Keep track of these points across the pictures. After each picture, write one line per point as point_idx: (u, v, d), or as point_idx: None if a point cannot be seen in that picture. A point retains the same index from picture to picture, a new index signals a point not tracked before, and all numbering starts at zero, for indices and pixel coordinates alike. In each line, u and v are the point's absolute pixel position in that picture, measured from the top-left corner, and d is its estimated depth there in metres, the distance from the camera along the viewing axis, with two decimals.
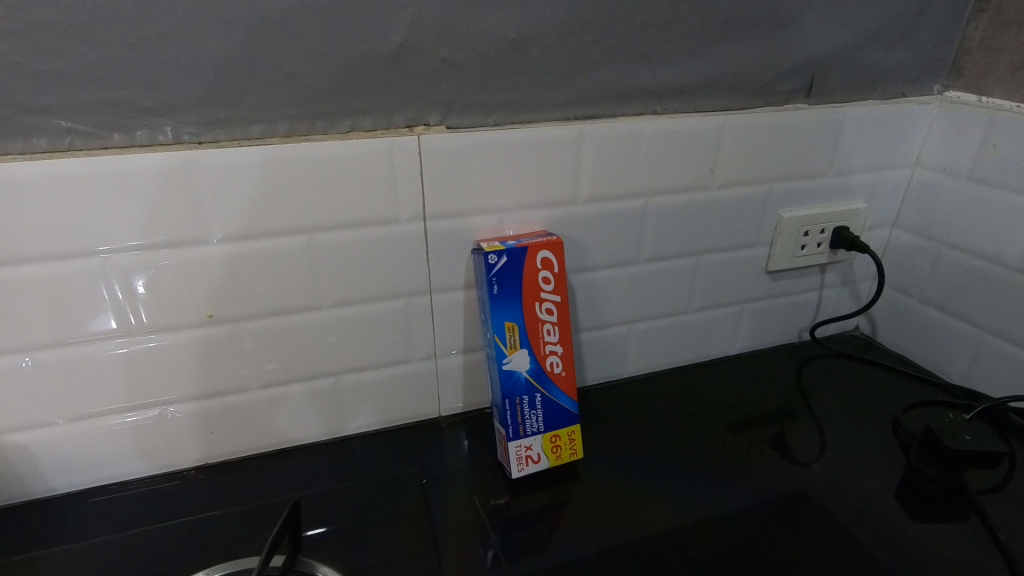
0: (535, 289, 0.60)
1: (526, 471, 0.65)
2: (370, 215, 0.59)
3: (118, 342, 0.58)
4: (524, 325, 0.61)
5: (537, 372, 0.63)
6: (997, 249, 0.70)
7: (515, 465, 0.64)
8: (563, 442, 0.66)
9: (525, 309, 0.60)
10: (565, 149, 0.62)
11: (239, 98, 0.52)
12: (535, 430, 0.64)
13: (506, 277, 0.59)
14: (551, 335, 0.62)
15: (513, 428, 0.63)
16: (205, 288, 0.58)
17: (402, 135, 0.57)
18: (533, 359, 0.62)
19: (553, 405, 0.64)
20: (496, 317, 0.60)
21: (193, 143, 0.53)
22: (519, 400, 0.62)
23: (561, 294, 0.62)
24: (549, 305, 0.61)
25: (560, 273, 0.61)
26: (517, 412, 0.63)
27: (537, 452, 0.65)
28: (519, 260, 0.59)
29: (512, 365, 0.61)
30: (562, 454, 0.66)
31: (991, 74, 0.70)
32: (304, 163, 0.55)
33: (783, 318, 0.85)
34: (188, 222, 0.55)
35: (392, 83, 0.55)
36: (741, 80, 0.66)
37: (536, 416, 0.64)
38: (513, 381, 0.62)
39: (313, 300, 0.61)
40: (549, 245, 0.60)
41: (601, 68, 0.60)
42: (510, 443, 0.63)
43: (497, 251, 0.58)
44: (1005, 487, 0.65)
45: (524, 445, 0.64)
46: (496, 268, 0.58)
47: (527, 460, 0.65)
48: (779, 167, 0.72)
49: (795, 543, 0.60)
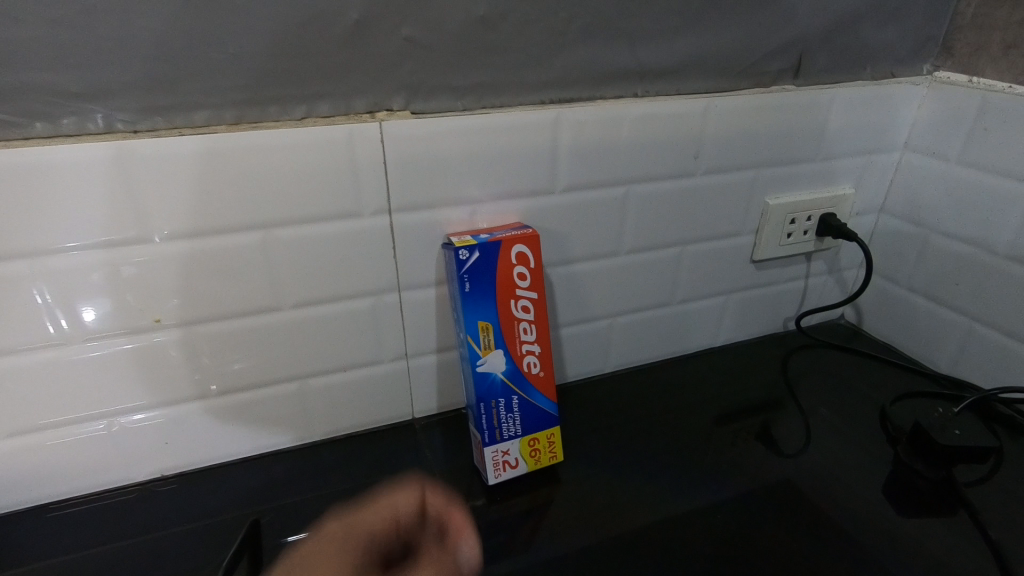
0: (509, 286, 0.56)
1: (503, 477, 0.62)
2: (332, 210, 0.55)
3: (90, 344, 0.54)
4: (499, 324, 0.57)
5: (514, 373, 0.59)
6: (988, 236, 0.68)
7: (491, 471, 0.61)
8: (542, 445, 0.63)
9: (500, 307, 0.57)
10: (540, 136, 0.58)
11: (177, 82, 0.47)
12: (512, 435, 0.61)
13: (478, 273, 0.55)
14: (528, 334, 0.59)
15: (488, 432, 0.60)
16: (154, 290, 0.53)
17: (363, 121, 0.53)
18: (509, 359, 0.59)
19: (531, 408, 0.61)
20: (468, 316, 0.56)
21: (128, 132, 0.48)
22: (495, 403, 0.59)
23: (538, 291, 0.58)
24: (525, 303, 0.58)
25: (537, 268, 0.57)
26: (493, 416, 0.59)
27: (514, 457, 0.62)
28: (493, 255, 0.55)
29: (487, 367, 0.58)
30: (541, 458, 0.63)
31: (982, 52, 0.67)
32: (257, 153, 0.51)
33: (769, 308, 0.82)
34: (129, 220, 0.50)
35: (350, 65, 0.50)
36: (726, 60, 0.62)
37: (513, 419, 0.61)
38: (488, 383, 0.58)
39: (274, 302, 0.57)
40: (525, 239, 0.56)
41: (578, 48, 0.56)
42: (486, 448, 0.60)
43: (468, 246, 0.55)
44: (992, 478, 0.63)
45: (501, 451, 0.61)
46: (468, 265, 0.54)
47: (505, 465, 0.62)
48: (766, 152, 0.69)
49: (778, 534, 0.58)
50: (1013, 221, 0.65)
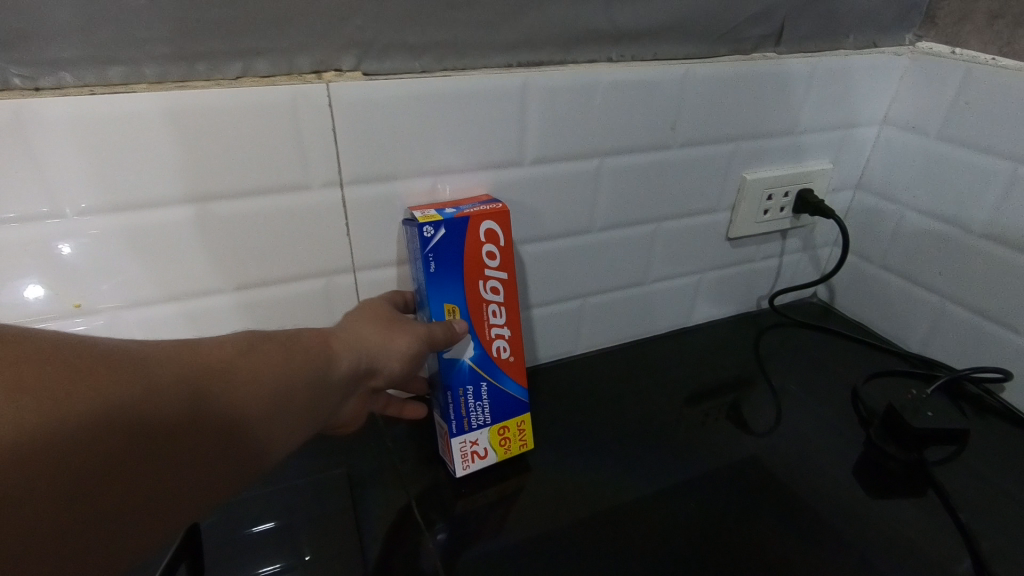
0: (477, 265, 0.52)
1: (471, 468, 0.59)
2: (276, 182, 0.50)
3: (43, 326, 0.49)
4: (466, 306, 0.53)
5: (483, 359, 0.56)
6: (964, 213, 0.67)
7: (459, 463, 0.58)
8: (513, 434, 0.60)
9: (467, 289, 0.53)
10: (507, 103, 0.54)
11: (83, 31, 0.40)
12: (481, 424, 0.58)
13: (444, 252, 0.51)
14: (497, 317, 0.55)
15: (455, 422, 0.56)
16: (75, 270, 0.47)
17: (308, 83, 0.47)
18: (477, 344, 0.55)
19: (501, 395, 0.58)
20: (433, 299, 0.52)
21: (29, 90, 0.41)
22: (463, 392, 0.56)
23: (508, 271, 0.54)
24: (494, 284, 0.54)
25: (507, 246, 0.53)
26: (461, 405, 0.56)
27: (483, 447, 0.59)
28: (460, 233, 0.50)
29: (454, 353, 0.54)
30: (512, 446, 0.60)
31: (967, 22, 0.65)
32: (184, 116, 0.45)
33: (743, 286, 0.80)
34: (37, 192, 0.44)
35: (291, 17, 0.45)
36: (707, 22, 0.58)
37: (483, 407, 0.57)
38: (456, 370, 0.55)
39: (215, 283, 0.52)
40: (494, 214, 0.52)
41: (548, 5, 0.51)
42: (453, 440, 0.56)
43: (433, 222, 0.50)
44: (960, 457, 0.63)
45: (469, 441, 0.58)
46: (433, 243, 0.50)
47: (473, 456, 0.58)
48: (745, 125, 0.65)
49: (747, 513, 0.57)
50: (990, 198, 0.64)
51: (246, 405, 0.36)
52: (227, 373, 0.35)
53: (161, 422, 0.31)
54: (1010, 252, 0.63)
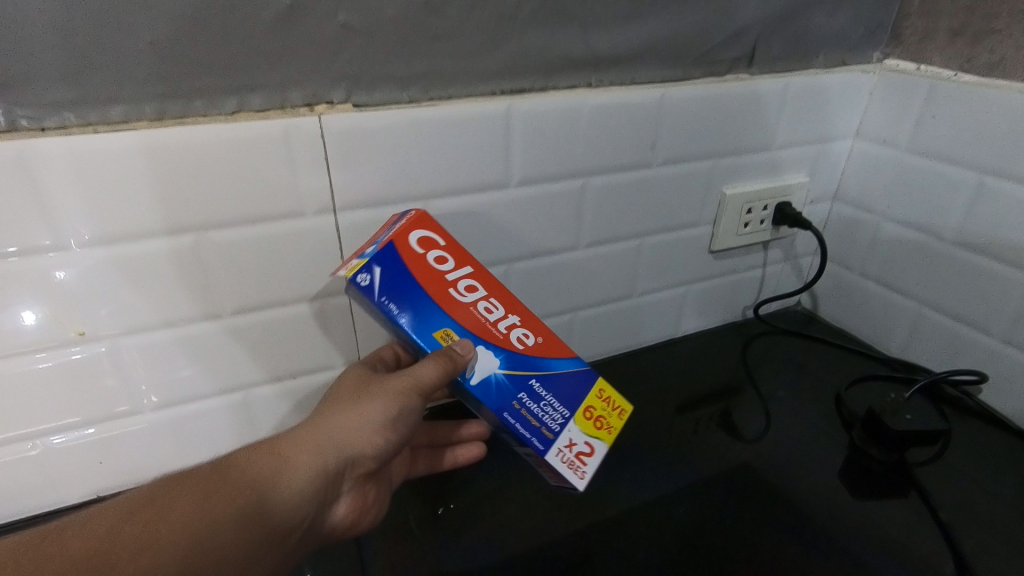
0: (435, 277, 0.46)
1: (592, 471, 0.47)
2: (271, 210, 0.52)
3: (39, 355, 0.50)
4: (458, 321, 0.46)
5: (511, 359, 0.47)
6: (935, 222, 0.69)
7: (574, 475, 0.46)
8: (599, 409, 0.50)
9: (443, 304, 0.46)
10: (492, 129, 0.56)
11: (84, 73, 0.42)
12: (562, 420, 0.47)
13: (392, 285, 0.45)
14: (495, 311, 0.48)
15: (537, 436, 0.46)
16: (77, 299, 0.49)
17: (301, 115, 0.50)
18: (497, 349, 0.47)
19: (558, 381, 0.48)
20: (418, 333, 0.45)
21: (35, 131, 0.43)
22: (521, 399, 0.47)
23: (468, 264, 0.48)
24: (465, 285, 0.47)
25: (448, 242, 0.48)
26: (529, 416, 0.47)
27: (582, 443, 0.48)
28: (395, 257, 0.45)
29: (478, 373, 0.46)
30: (610, 423, 0.50)
31: (931, 40, 0.68)
32: (181, 150, 0.47)
33: (727, 297, 0.83)
34: (38, 226, 0.46)
35: (283, 54, 0.47)
36: (681, 47, 0.61)
37: (551, 404, 0.47)
38: (496, 388, 0.46)
39: (213, 309, 0.54)
40: (413, 223, 0.47)
41: (528, 35, 0.54)
42: (547, 456, 0.46)
43: (363, 268, 0.45)
44: (941, 459, 0.65)
45: (564, 447, 0.47)
46: (377, 285, 0.45)
47: (582, 459, 0.47)
48: (721, 143, 0.68)
49: (735, 518, 0.58)
50: (960, 206, 0.67)
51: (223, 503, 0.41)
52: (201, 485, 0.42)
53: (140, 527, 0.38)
54: (983, 258, 0.66)
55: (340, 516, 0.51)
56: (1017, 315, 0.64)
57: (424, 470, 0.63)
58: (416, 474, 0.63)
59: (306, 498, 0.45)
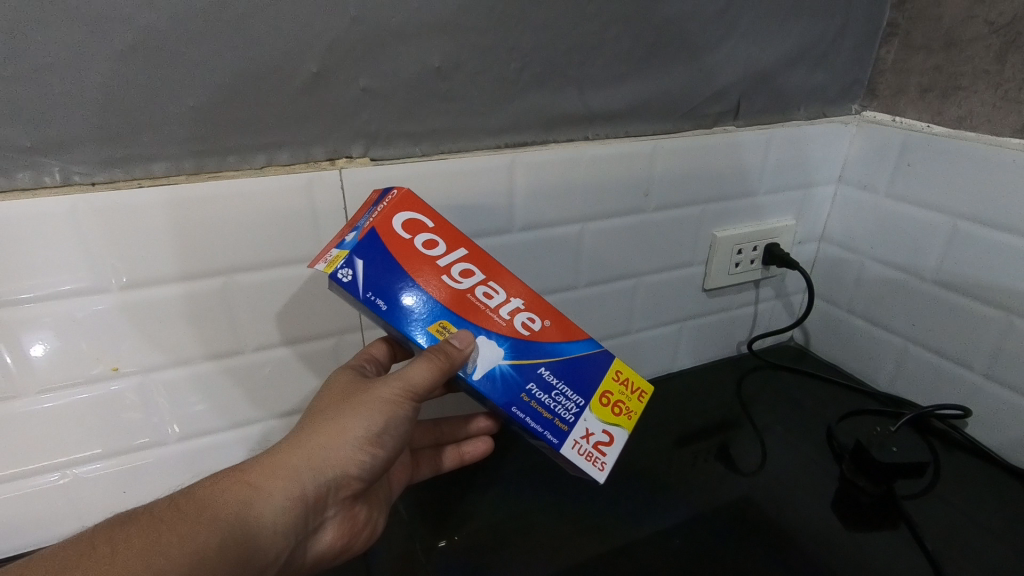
0: (425, 264, 0.44)
1: (611, 461, 0.46)
2: (293, 254, 0.56)
3: (74, 389, 0.54)
4: (454, 312, 0.45)
5: (517, 348, 0.45)
6: (916, 262, 0.73)
7: (594, 467, 0.45)
8: (615, 393, 0.48)
9: (436, 293, 0.44)
10: (497, 179, 0.61)
11: (133, 135, 0.47)
12: (577, 409, 0.46)
13: (378, 277, 0.43)
14: (495, 296, 0.46)
15: (552, 429, 0.45)
16: (112, 336, 0.53)
17: (323, 169, 0.54)
18: (501, 338, 0.45)
19: (568, 366, 0.47)
20: (414, 327, 0.44)
21: (86, 185, 0.48)
22: (531, 390, 0.45)
23: (461, 246, 0.46)
24: (459, 270, 0.45)
25: (436, 223, 0.45)
26: (540, 408, 0.45)
27: (600, 432, 0.46)
28: (377, 247, 0.43)
29: (481, 367, 0.45)
30: (629, 408, 0.48)
31: (903, 94, 0.74)
32: (214, 201, 0.52)
33: (722, 333, 0.86)
34: (83, 270, 0.50)
35: (309, 115, 0.52)
36: (672, 103, 0.66)
37: (563, 393, 0.46)
38: (502, 380, 0.45)
39: (235, 345, 0.58)
40: (396, 205, 0.45)
41: (530, 95, 0.59)
42: (563, 449, 0.45)
43: (344, 261, 0.43)
44: (929, 491, 0.68)
45: (581, 438, 0.46)
46: (360, 280, 0.43)
47: (599, 449, 0.46)
48: (711, 189, 0.73)
49: (727, 550, 0.61)
50: (937, 248, 0.71)
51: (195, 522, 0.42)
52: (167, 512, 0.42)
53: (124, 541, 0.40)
54: (961, 297, 0.69)
55: (328, 537, 0.54)
56: (996, 350, 0.67)
57: (429, 471, 0.67)
58: (421, 476, 0.67)
59: (281, 521, 0.46)
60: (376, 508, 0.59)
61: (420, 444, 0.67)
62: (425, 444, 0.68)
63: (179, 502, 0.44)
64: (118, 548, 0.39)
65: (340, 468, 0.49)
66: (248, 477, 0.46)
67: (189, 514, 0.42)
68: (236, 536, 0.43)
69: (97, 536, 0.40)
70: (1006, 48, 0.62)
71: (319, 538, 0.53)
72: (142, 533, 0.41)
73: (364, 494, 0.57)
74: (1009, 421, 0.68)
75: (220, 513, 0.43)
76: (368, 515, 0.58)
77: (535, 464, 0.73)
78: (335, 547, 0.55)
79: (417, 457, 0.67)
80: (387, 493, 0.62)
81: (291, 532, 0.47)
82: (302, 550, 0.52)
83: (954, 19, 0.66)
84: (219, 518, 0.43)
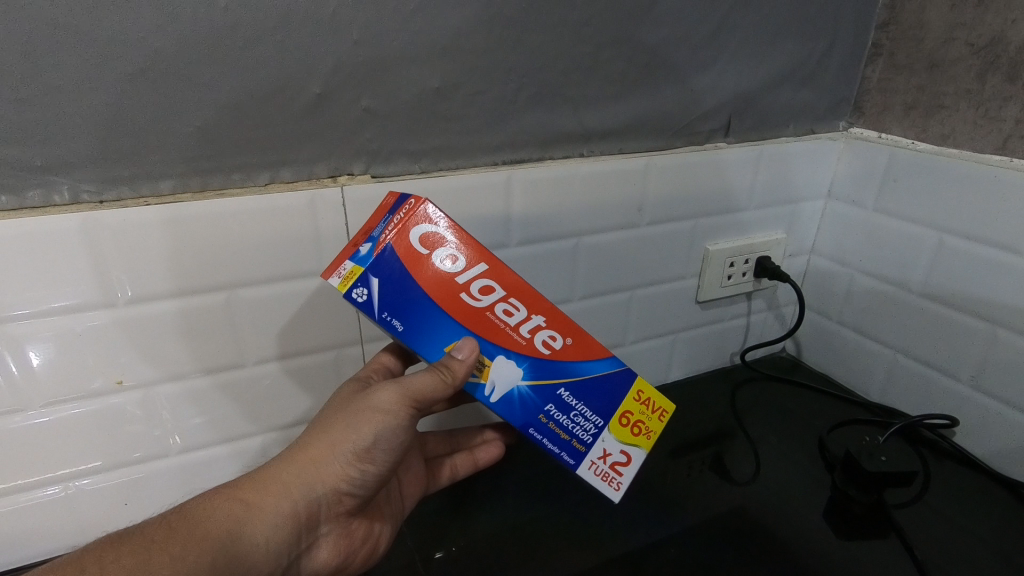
0: (442, 282, 0.44)
1: (626, 480, 0.48)
2: (296, 270, 0.58)
3: (76, 402, 0.55)
4: (472, 330, 0.45)
5: (536, 368, 0.46)
6: (904, 275, 0.75)
7: (608, 486, 0.48)
8: (636, 415, 0.49)
9: (454, 312, 0.45)
10: (495, 195, 0.62)
11: (142, 154, 0.49)
12: (596, 431, 0.48)
13: (391, 296, 0.44)
14: (515, 313, 0.46)
15: (570, 451, 0.47)
16: (115, 349, 0.54)
17: (325, 186, 0.56)
18: (521, 358, 0.46)
19: (586, 385, 0.47)
20: (429, 346, 0.45)
21: (95, 203, 0.50)
22: (547, 412, 0.47)
23: (483, 260, 0.45)
24: (478, 287, 0.45)
25: (455, 237, 0.44)
26: (558, 429, 0.47)
27: (617, 452, 0.48)
28: (391, 265, 0.44)
29: (499, 389, 0.46)
30: (649, 427, 0.50)
31: (889, 113, 0.76)
32: (219, 217, 0.53)
33: (715, 344, 0.88)
34: (90, 286, 0.51)
35: (312, 134, 0.53)
36: (664, 121, 0.68)
37: (581, 413, 0.47)
38: (520, 401, 0.46)
39: (238, 358, 0.59)
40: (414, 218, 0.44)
41: (526, 114, 0.61)
42: (579, 471, 0.48)
43: (358, 280, 0.43)
44: (919, 501, 0.69)
45: (598, 459, 0.48)
46: (374, 299, 0.44)
47: (615, 469, 0.48)
48: (704, 203, 0.74)
49: (720, 558, 0.62)
50: (923, 262, 0.73)
51: (182, 534, 0.43)
52: (154, 527, 0.43)
53: (111, 553, 0.40)
54: (947, 309, 0.71)
55: (323, 555, 0.54)
56: (982, 361, 0.69)
57: (447, 480, 0.68)
58: (440, 485, 0.68)
59: (270, 538, 0.47)
60: (377, 521, 0.60)
61: (434, 454, 0.69)
62: (439, 454, 0.69)
63: (170, 518, 0.44)
64: (109, 568, 0.39)
65: (331, 483, 0.50)
66: (241, 494, 0.47)
67: (178, 531, 0.43)
68: (228, 553, 0.44)
69: (87, 556, 0.40)
70: (986, 69, 0.64)
71: (314, 557, 0.53)
72: (134, 553, 0.40)
73: (362, 510, 0.58)
74: (997, 431, 0.69)
75: (211, 530, 0.44)
76: (367, 531, 0.58)
77: (533, 474, 0.74)
78: (331, 565, 0.55)
79: (433, 466, 0.68)
80: (398, 509, 0.63)
81: (281, 549, 0.48)
82: (295, 567, 0.52)
83: (935, 41, 0.69)
84: (207, 534, 0.44)
